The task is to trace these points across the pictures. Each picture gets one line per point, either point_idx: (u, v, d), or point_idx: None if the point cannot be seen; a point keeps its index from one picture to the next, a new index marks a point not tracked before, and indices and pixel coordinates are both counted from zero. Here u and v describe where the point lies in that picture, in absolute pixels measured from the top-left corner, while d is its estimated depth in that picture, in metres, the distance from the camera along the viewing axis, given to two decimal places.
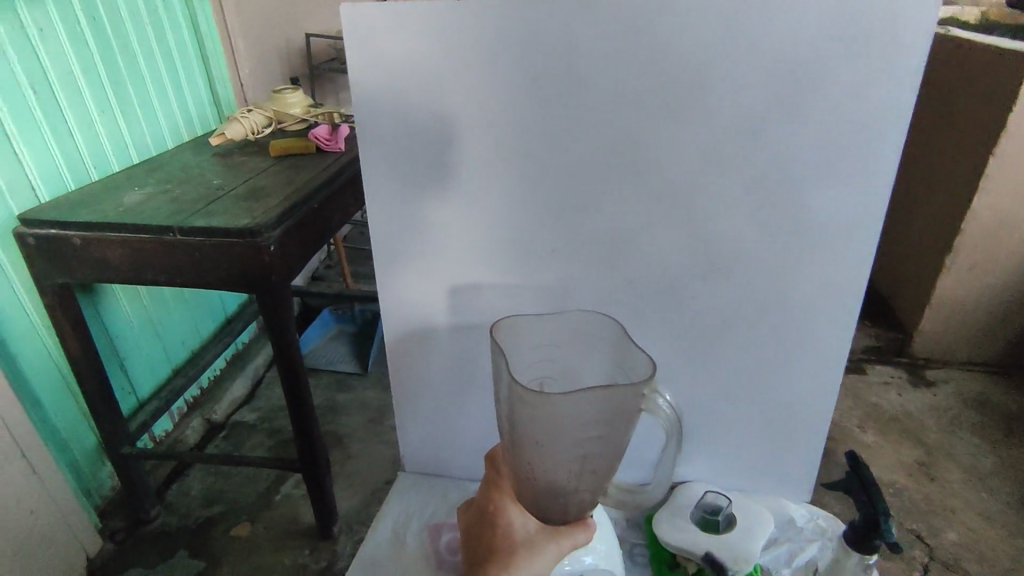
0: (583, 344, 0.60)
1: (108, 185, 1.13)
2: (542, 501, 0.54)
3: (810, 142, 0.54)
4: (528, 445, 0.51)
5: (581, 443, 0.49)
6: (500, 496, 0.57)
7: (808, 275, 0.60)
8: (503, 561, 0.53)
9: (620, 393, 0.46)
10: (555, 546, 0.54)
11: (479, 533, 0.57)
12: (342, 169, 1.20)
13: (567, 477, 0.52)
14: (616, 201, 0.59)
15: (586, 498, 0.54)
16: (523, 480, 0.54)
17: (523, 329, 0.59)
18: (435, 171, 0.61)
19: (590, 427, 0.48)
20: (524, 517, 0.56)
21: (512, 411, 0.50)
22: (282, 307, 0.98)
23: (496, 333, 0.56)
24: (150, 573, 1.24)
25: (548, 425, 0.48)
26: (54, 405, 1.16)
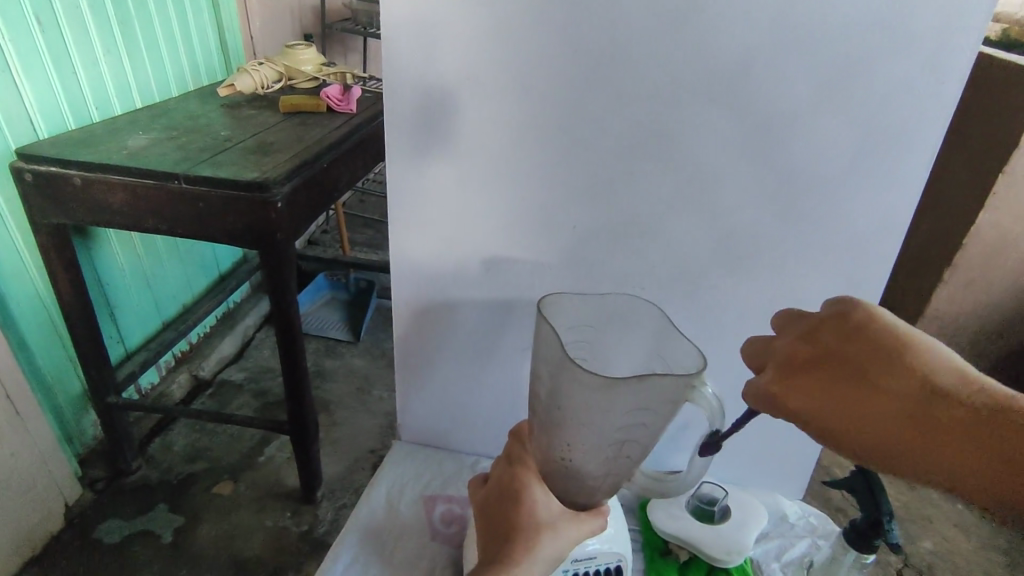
0: (619, 326, 0.58)
1: (111, 127, 1.09)
2: (558, 483, 0.53)
3: (848, 139, 0.53)
4: (563, 423, 0.50)
5: (625, 428, 0.48)
6: (525, 473, 0.53)
7: (827, 274, 0.60)
8: (527, 541, 0.50)
9: (672, 382, 0.44)
10: (574, 529, 0.52)
11: (496, 508, 0.53)
12: (353, 131, 1.17)
13: (599, 462, 0.51)
14: (644, 184, 0.58)
15: (609, 484, 0.53)
16: (551, 458, 0.52)
17: (564, 306, 0.56)
18: (461, 137, 0.59)
19: (634, 414, 0.46)
20: (548, 498, 0.52)
21: (559, 387, 0.48)
22: (285, 265, 0.96)
23: (543, 307, 0.53)
24: (129, 525, 1.23)
25: (588, 405, 0.47)
26: (41, 348, 1.14)
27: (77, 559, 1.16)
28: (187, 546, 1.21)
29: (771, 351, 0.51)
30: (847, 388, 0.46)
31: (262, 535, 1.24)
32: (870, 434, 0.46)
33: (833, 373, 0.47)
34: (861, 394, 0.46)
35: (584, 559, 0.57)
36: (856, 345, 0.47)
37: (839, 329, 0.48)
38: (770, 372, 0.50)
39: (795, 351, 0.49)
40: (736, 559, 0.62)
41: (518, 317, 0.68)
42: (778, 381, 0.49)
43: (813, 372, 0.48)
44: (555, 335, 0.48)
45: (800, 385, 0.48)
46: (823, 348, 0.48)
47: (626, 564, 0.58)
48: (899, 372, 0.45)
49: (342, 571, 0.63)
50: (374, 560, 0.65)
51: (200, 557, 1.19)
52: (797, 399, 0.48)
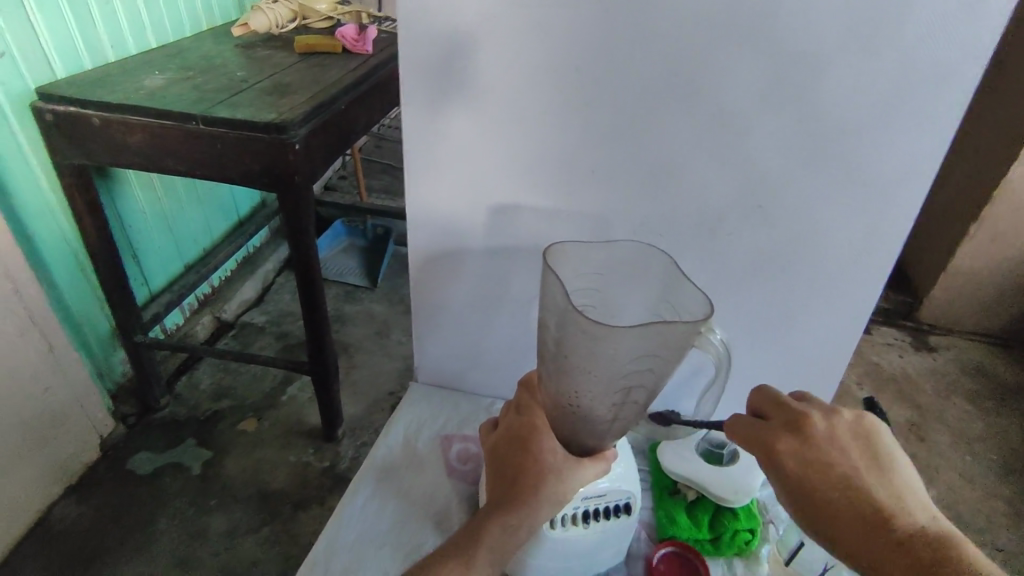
0: (631, 272, 0.58)
1: (128, 66, 1.09)
2: (569, 424, 0.55)
3: (878, 83, 0.51)
4: (569, 368, 0.50)
5: (633, 373, 0.48)
6: (532, 420, 0.56)
7: (851, 223, 0.59)
8: (532, 484, 0.53)
9: (677, 329, 0.45)
10: (578, 474, 0.54)
11: (505, 451, 0.56)
12: (370, 72, 1.15)
13: (606, 408, 0.52)
14: (665, 133, 0.57)
15: (617, 428, 0.54)
16: (557, 403, 0.54)
17: (575, 254, 0.56)
18: (476, 75, 0.58)
19: (639, 361, 0.47)
20: (554, 445, 0.55)
21: (566, 333, 0.49)
22: (303, 209, 0.97)
23: (548, 257, 0.53)
24: (159, 458, 1.29)
25: (594, 353, 0.47)
26: (70, 288, 1.17)
27: (113, 487, 1.23)
28: (216, 478, 1.27)
29: (784, 411, 0.53)
30: (832, 470, 0.50)
31: (285, 469, 1.30)
32: (830, 510, 0.49)
33: (822, 454, 0.50)
34: (839, 483, 0.49)
35: (595, 496, 0.58)
36: (858, 447, 0.51)
37: (853, 429, 0.52)
38: (775, 423, 0.52)
39: (810, 419, 0.51)
40: (743, 499, 0.63)
41: (534, 263, 0.68)
42: (779, 437, 0.51)
43: (814, 443, 0.50)
44: (560, 285, 0.48)
45: (796, 445, 0.51)
46: (835, 432, 0.51)
47: (635, 501, 0.59)
48: (881, 480, 0.49)
49: (363, 503, 0.67)
50: (393, 493, 0.68)
51: (228, 489, 1.25)
52: (790, 458, 0.50)
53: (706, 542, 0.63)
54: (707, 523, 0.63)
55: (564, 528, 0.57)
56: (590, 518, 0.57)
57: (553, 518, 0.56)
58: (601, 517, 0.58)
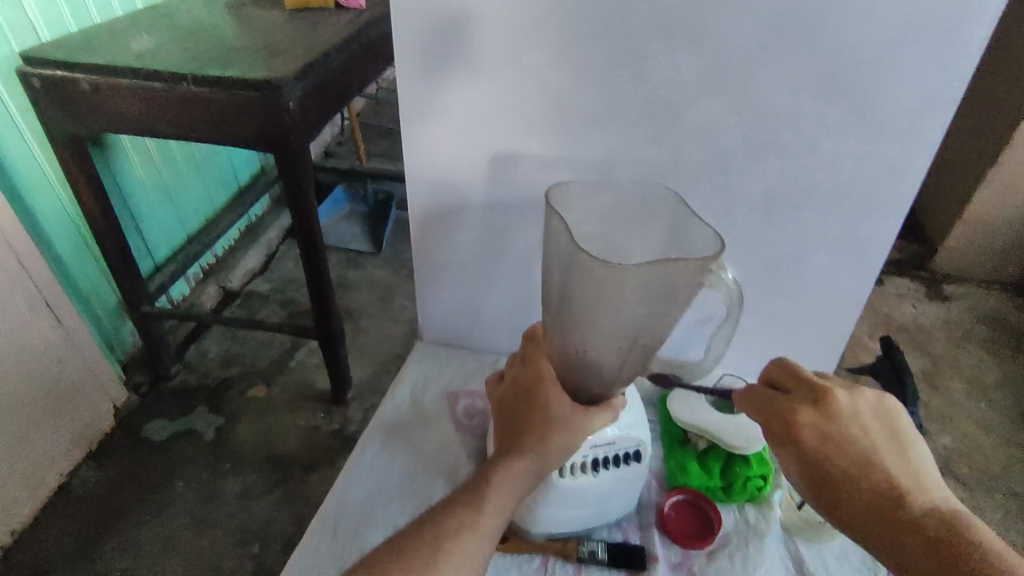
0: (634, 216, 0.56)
1: (114, 29, 1.06)
2: (575, 373, 0.53)
3: (898, 4, 0.48)
4: (574, 314, 0.49)
5: (642, 316, 0.47)
6: (538, 372, 0.55)
7: (865, 158, 0.56)
8: (538, 434, 0.53)
9: (687, 266, 0.43)
10: (586, 423, 0.54)
11: (510, 405, 0.56)
12: (362, 28, 1.11)
13: (613, 354, 0.50)
14: (670, 67, 0.54)
15: (625, 376, 0.53)
16: (565, 352, 0.53)
17: (576, 198, 0.54)
18: (470, 13, 0.54)
19: (649, 303, 0.46)
20: (560, 396, 0.54)
21: (568, 278, 0.47)
22: (300, 170, 0.95)
23: (551, 200, 0.51)
24: (173, 426, 1.31)
25: (600, 296, 0.46)
26: (73, 260, 1.17)
27: (129, 455, 1.25)
28: (229, 444, 1.28)
29: (807, 384, 0.51)
30: (853, 447, 0.48)
31: (296, 434, 1.31)
32: (848, 486, 0.48)
33: (843, 431, 0.49)
34: (860, 460, 0.48)
35: (603, 444, 0.57)
36: (879, 425, 0.49)
37: (875, 406, 0.50)
38: (796, 395, 0.51)
39: (836, 395, 0.49)
40: (756, 445, 0.62)
41: (536, 213, 0.66)
42: (802, 411, 0.50)
43: (836, 419, 0.49)
44: (565, 226, 0.46)
45: (819, 419, 0.49)
46: (858, 410, 0.49)
47: (646, 449, 0.59)
48: (900, 458, 0.48)
49: (371, 459, 0.66)
50: (401, 449, 0.68)
51: (241, 453, 1.27)
52: (811, 433, 0.49)
53: (717, 489, 0.63)
54: (718, 469, 0.63)
55: (573, 477, 0.56)
56: (598, 466, 0.57)
57: (562, 466, 0.55)
58: (610, 464, 0.57)
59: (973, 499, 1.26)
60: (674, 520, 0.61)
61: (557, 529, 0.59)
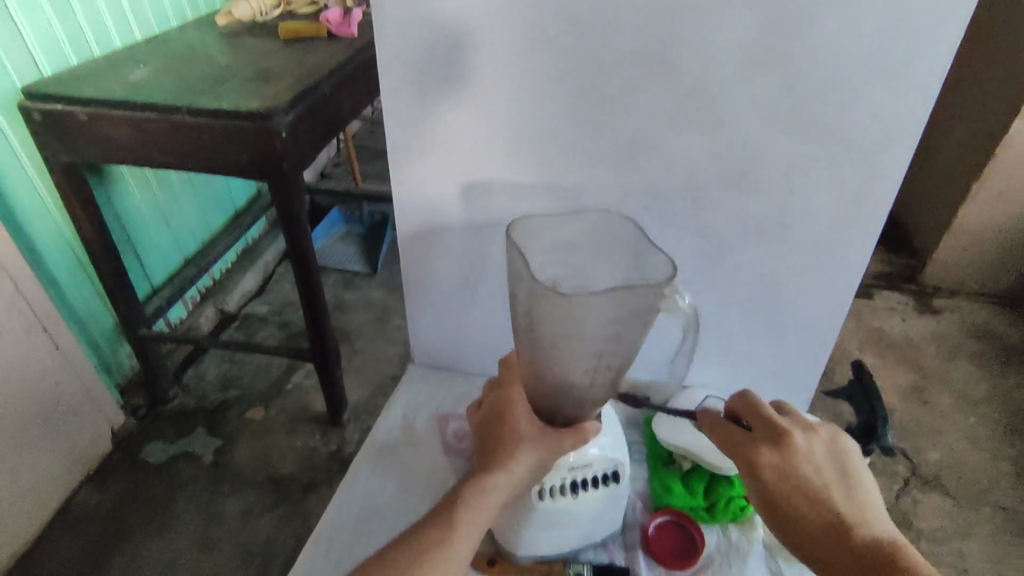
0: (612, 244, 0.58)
1: (112, 60, 1.08)
2: (549, 395, 0.55)
3: (861, 39, 0.50)
4: (550, 340, 0.51)
5: (604, 337, 0.49)
6: (510, 396, 0.58)
7: (836, 184, 0.58)
8: (506, 454, 0.54)
9: (638, 291, 0.45)
10: (557, 444, 0.55)
11: (485, 431, 0.58)
12: (355, 55, 1.14)
13: (580, 374, 0.53)
14: (646, 100, 0.56)
15: (595, 394, 0.55)
16: (532, 374, 0.55)
17: (541, 230, 0.56)
18: (456, 56, 0.57)
19: (607, 326, 0.48)
20: (529, 419, 0.57)
21: (530, 305, 0.49)
22: (293, 195, 0.97)
23: (512, 234, 0.54)
24: (170, 448, 1.32)
25: (571, 323, 0.48)
26: (70, 284, 1.18)
27: (126, 478, 1.25)
28: (226, 466, 1.29)
29: (766, 422, 0.54)
30: (808, 484, 0.50)
31: (293, 455, 1.32)
32: (801, 519, 0.50)
33: (799, 468, 0.51)
34: (812, 495, 0.50)
35: (580, 467, 0.57)
36: (833, 465, 0.52)
37: (830, 448, 0.53)
38: (757, 433, 0.53)
39: (790, 434, 0.52)
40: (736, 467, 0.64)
41: None
42: (759, 447, 0.52)
43: (793, 457, 0.51)
44: (522, 257, 0.49)
45: (775, 455, 0.51)
46: (811, 447, 0.52)
47: (623, 469, 0.59)
48: (851, 495, 0.50)
49: (361, 483, 0.68)
50: (391, 472, 0.69)
51: (238, 476, 1.28)
52: (768, 468, 0.51)
53: (701, 509, 0.64)
54: (701, 491, 0.64)
55: (553, 499, 0.57)
56: (578, 488, 0.57)
57: (541, 488, 0.56)
58: (589, 485, 0.58)
59: (964, 513, 1.27)
60: (657, 540, 0.62)
61: (543, 551, 0.60)
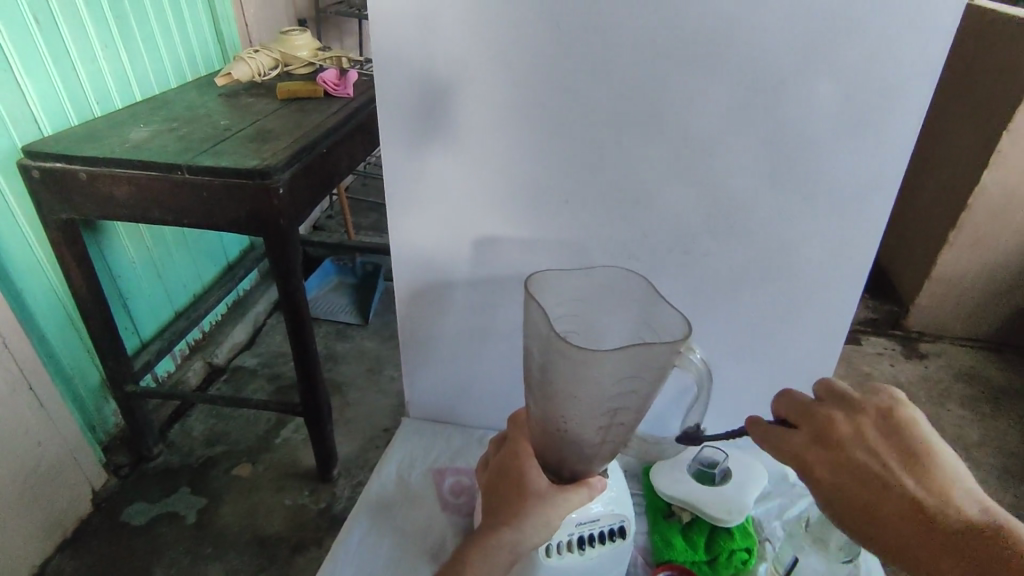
0: (609, 297, 0.60)
1: (112, 120, 1.11)
2: (555, 447, 0.55)
3: (834, 104, 0.54)
4: (554, 394, 0.51)
5: (615, 395, 0.49)
6: (519, 450, 0.57)
7: (822, 236, 0.60)
8: (512, 508, 0.53)
9: (654, 349, 0.46)
10: (564, 500, 0.54)
11: (494, 485, 0.57)
12: (352, 114, 1.19)
13: (592, 432, 0.53)
14: (638, 159, 0.59)
15: (605, 451, 0.55)
16: (545, 429, 0.55)
17: (551, 283, 0.57)
18: (456, 119, 0.60)
19: (625, 381, 0.48)
20: (538, 474, 0.55)
21: (547, 361, 0.49)
22: (290, 249, 0.98)
23: (530, 285, 0.54)
24: (153, 508, 1.28)
25: (580, 379, 0.48)
26: (59, 340, 1.17)
27: (105, 541, 1.21)
28: (211, 526, 1.25)
29: (808, 416, 0.51)
30: (867, 475, 0.48)
31: (281, 513, 1.29)
32: (873, 510, 0.47)
33: (851, 458, 0.49)
34: (875, 484, 0.47)
35: (587, 522, 0.58)
36: (888, 443, 0.49)
37: (882, 425, 0.50)
38: (802, 433, 0.51)
39: (834, 424, 0.50)
40: (737, 518, 0.63)
41: (516, 292, 0.69)
42: (804, 446, 0.50)
43: (843, 449, 0.49)
44: (542, 313, 0.49)
45: (825, 453, 0.49)
46: (860, 433, 0.49)
47: (630, 525, 0.59)
48: (918, 474, 0.47)
49: (358, 542, 0.66)
50: (387, 529, 0.67)
51: (223, 536, 1.24)
52: (822, 466, 0.49)
53: (702, 563, 0.63)
54: (702, 543, 0.63)
55: (559, 557, 0.56)
56: (585, 544, 0.57)
57: (548, 545, 0.56)
58: (595, 542, 0.58)
59: None
60: None
61: None
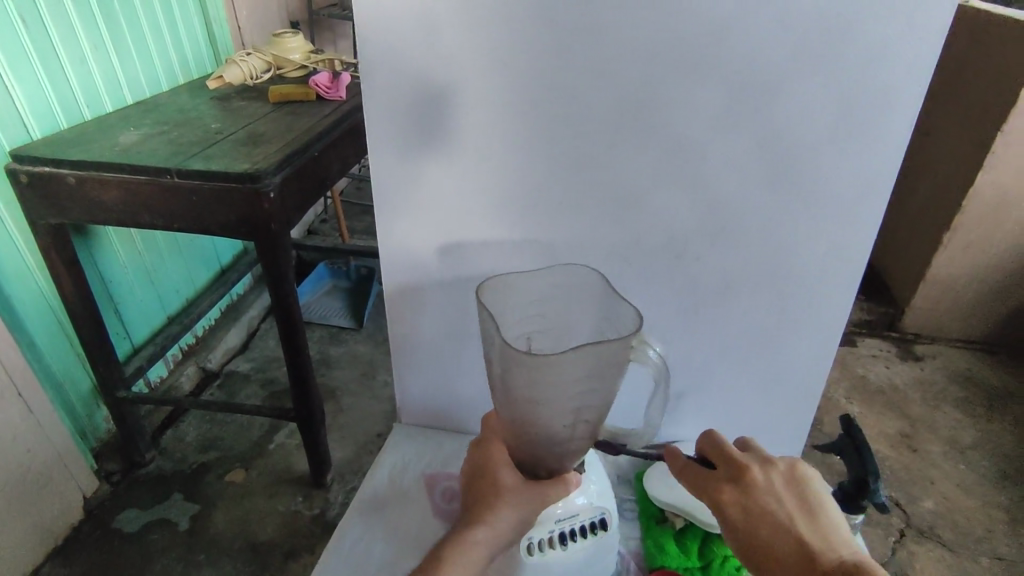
0: (571, 297, 0.59)
1: (102, 124, 1.10)
2: (526, 446, 0.54)
3: (824, 105, 0.53)
4: (519, 398, 0.50)
5: (575, 395, 0.49)
6: (489, 451, 0.57)
7: (815, 239, 0.60)
8: (487, 509, 0.53)
9: (607, 345, 0.46)
10: (541, 496, 0.54)
11: (467, 484, 0.57)
12: (343, 118, 1.18)
13: (560, 429, 0.52)
14: (628, 162, 0.58)
15: (580, 446, 0.54)
16: (515, 432, 0.54)
17: (511, 287, 0.58)
18: (443, 120, 0.59)
19: (582, 380, 0.48)
20: (512, 473, 0.55)
21: (505, 371, 0.49)
22: (281, 253, 0.97)
23: (483, 295, 0.55)
24: (145, 515, 1.26)
25: (539, 383, 0.48)
26: (49, 346, 1.16)
27: (97, 549, 1.19)
28: (204, 532, 1.24)
29: (727, 459, 0.52)
30: (769, 518, 0.48)
31: (274, 520, 1.28)
32: (768, 552, 0.47)
33: (757, 502, 0.49)
34: (774, 527, 0.47)
35: (567, 517, 0.56)
36: (793, 496, 0.49)
37: (791, 480, 0.50)
38: (718, 473, 0.52)
39: (747, 468, 0.51)
40: None
41: None
42: (717, 485, 0.51)
43: (752, 492, 0.49)
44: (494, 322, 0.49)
45: (735, 493, 0.50)
46: (771, 481, 0.50)
47: (611, 516, 0.58)
48: (815, 527, 0.47)
49: (347, 549, 0.65)
50: (377, 536, 0.67)
51: (215, 543, 1.22)
52: (731, 505, 0.50)
53: (696, 570, 0.63)
54: (696, 550, 0.63)
55: (542, 553, 0.55)
56: (568, 539, 0.56)
57: (528, 543, 0.55)
58: (578, 536, 0.56)
59: (960, 563, 1.24)
60: None
61: None
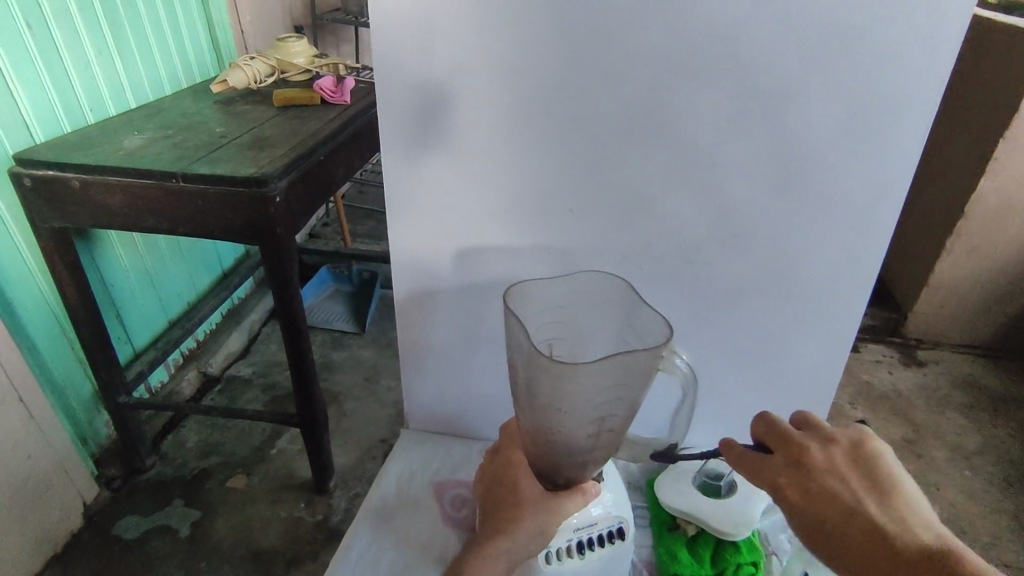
0: (591, 303, 0.59)
1: (106, 128, 1.09)
2: (546, 456, 0.54)
3: (838, 112, 0.53)
4: (542, 405, 0.50)
5: (601, 404, 0.49)
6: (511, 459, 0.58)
7: (829, 245, 0.60)
8: (506, 516, 0.54)
9: (637, 356, 0.45)
10: (557, 506, 0.53)
11: (486, 493, 0.57)
12: (349, 122, 1.18)
13: (582, 439, 0.51)
14: (640, 167, 0.58)
15: (600, 457, 0.54)
16: (534, 439, 0.53)
17: (533, 292, 0.57)
18: (456, 125, 0.59)
19: (609, 390, 0.48)
20: (531, 482, 0.56)
21: (531, 377, 0.49)
22: (286, 257, 0.97)
23: (508, 299, 0.54)
24: (146, 521, 1.25)
25: (566, 390, 0.47)
26: (50, 351, 1.15)
27: (97, 556, 1.18)
28: (204, 539, 1.23)
29: (783, 441, 0.51)
30: (835, 500, 0.47)
31: (276, 526, 1.27)
32: (836, 533, 0.47)
33: (822, 483, 0.48)
34: (842, 509, 0.47)
35: (585, 526, 0.56)
36: (859, 474, 0.49)
37: (854, 457, 0.50)
38: (776, 457, 0.51)
39: (807, 450, 0.50)
40: (744, 532, 0.63)
41: None
42: (777, 470, 0.50)
43: (813, 474, 0.49)
44: (523, 328, 0.48)
45: (796, 476, 0.49)
46: (832, 460, 0.49)
47: (628, 526, 0.58)
48: (885, 504, 0.47)
49: (356, 558, 0.64)
50: (387, 544, 0.66)
51: (217, 550, 1.21)
52: (793, 489, 0.49)
53: None
54: (708, 558, 0.63)
55: (559, 562, 0.54)
56: (585, 549, 0.55)
57: (546, 552, 0.54)
58: (595, 546, 0.56)
59: None
60: None
61: None
